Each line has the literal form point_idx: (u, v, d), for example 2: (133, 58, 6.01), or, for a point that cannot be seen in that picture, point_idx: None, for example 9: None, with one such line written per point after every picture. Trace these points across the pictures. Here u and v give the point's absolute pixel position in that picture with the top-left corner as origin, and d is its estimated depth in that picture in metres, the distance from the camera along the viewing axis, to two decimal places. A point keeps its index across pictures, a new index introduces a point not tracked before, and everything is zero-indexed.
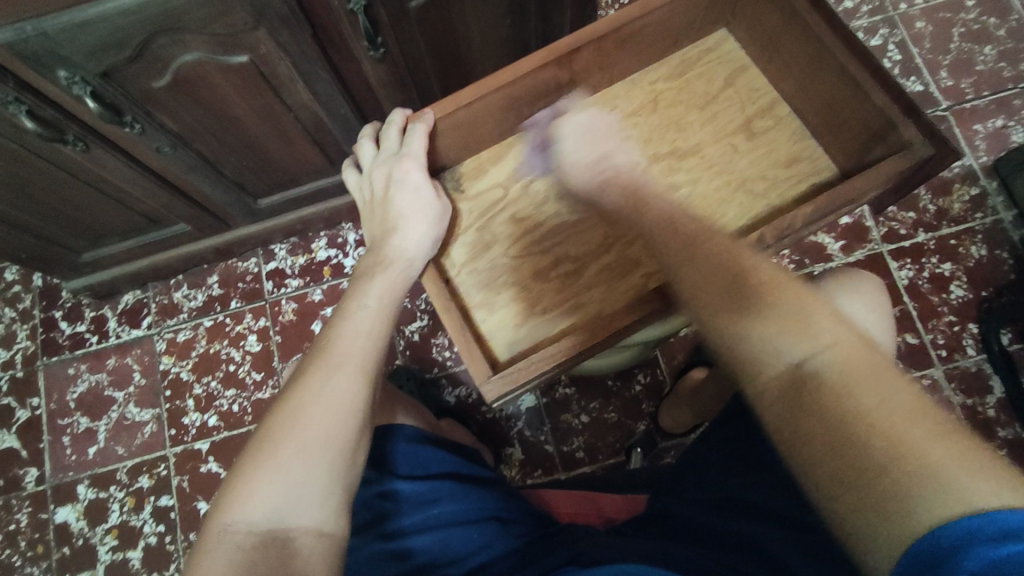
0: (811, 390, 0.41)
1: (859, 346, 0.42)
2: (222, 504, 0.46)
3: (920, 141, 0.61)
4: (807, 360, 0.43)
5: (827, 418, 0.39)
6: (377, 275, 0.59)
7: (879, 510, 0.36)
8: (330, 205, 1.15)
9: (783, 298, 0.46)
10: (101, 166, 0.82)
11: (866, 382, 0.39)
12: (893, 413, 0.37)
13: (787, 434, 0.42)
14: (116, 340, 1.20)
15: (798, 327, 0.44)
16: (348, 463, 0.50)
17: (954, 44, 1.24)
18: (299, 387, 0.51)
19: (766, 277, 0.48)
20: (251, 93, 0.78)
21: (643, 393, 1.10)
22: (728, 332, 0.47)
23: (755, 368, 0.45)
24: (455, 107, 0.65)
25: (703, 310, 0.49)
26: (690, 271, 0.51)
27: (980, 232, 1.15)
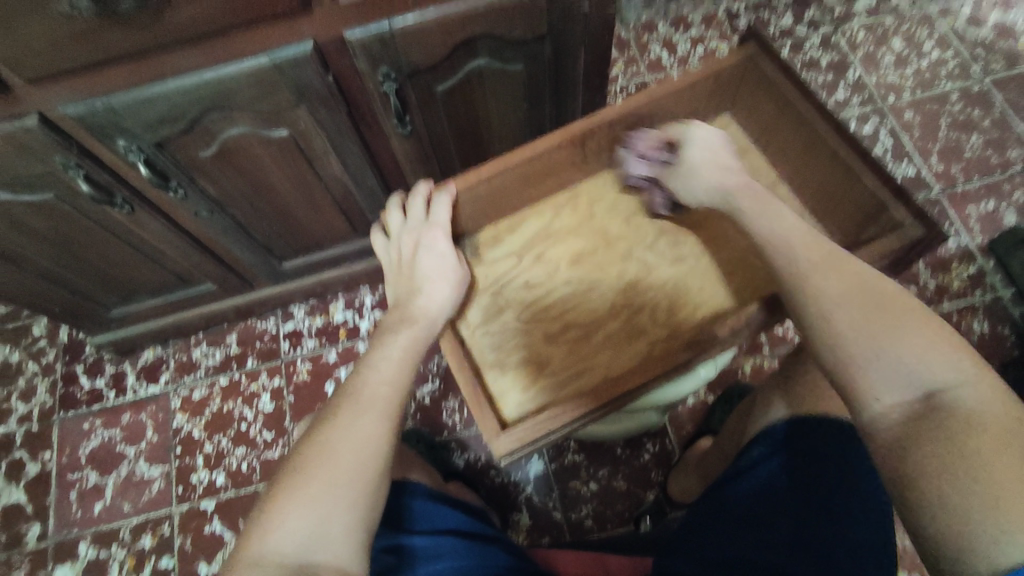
0: (940, 419, 0.43)
1: (997, 392, 0.44)
2: (256, 536, 0.48)
3: (911, 222, 0.64)
4: (937, 395, 0.44)
5: (946, 447, 0.41)
6: (403, 330, 0.62)
7: (984, 538, 0.37)
8: (350, 270, 1.20)
9: (920, 330, 0.47)
10: (142, 227, 0.88)
11: (988, 424, 0.41)
12: (1014, 453, 0.39)
13: (902, 456, 0.43)
14: (133, 396, 1.23)
15: (936, 364, 0.45)
16: (372, 505, 0.51)
17: (942, 132, 1.32)
18: (330, 426, 0.53)
19: (910, 307, 0.49)
20: (287, 164, 0.85)
21: (652, 462, 1.10)
22: (859, 350, 0.48)
23: (877, 393, 0.46)
24: (477, 180, 0.70)
25: (820, 335, 0.50)
26: (825, 286, 0.51)
27: (981, 309, 1.17)
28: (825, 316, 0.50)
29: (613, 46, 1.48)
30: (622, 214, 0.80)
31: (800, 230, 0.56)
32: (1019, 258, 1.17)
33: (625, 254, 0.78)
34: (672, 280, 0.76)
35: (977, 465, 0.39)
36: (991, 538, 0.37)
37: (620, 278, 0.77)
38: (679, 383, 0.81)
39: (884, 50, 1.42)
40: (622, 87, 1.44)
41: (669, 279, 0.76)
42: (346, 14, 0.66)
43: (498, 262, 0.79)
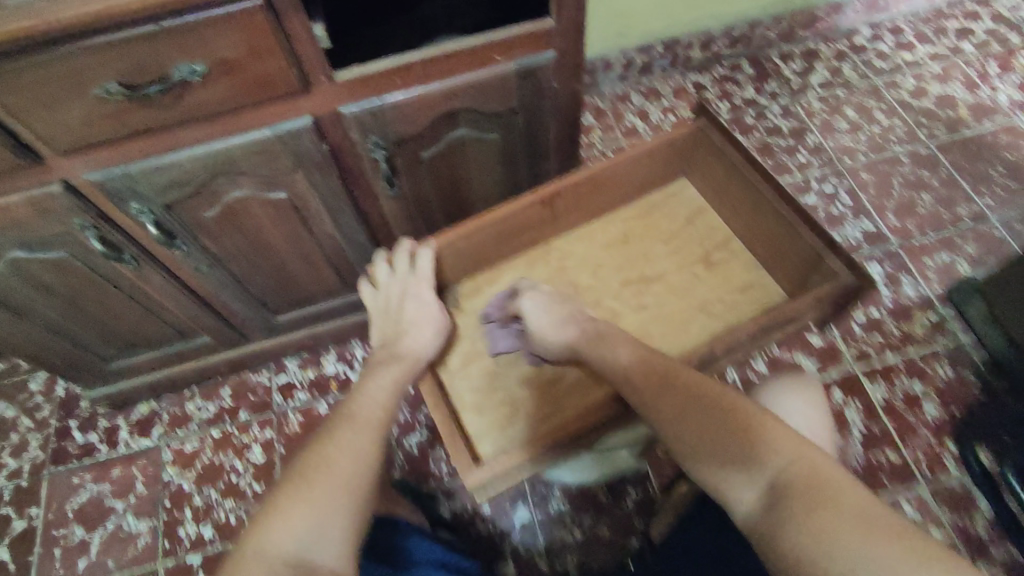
0: (792, 501, 0.50)
1: (821, 458, 0.53)
2: (258, 534, 0.51)
3: (846, 271, 0.71)
4: (779, 477, 0.52)
5: (808, 524, 0.49)
6: (392, 366, 0.68)
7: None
8: (343, 323, 1.26)
9: (747, 425, 0.56)
10: (146, 283, 0.94)
11: (828, 497, 0.50)
12: (856, 518, 0.48)
13: (776, 551, 0.50)
14: (125, 450, 1.25)
15: (772, 450, 0.53)
16: (365, 512, 0.55)
17: (896, 191, 1.42)
18: (329, 441, 0.58)
19: (732, 403, 0.58)
20: (285, 223, 0.92)
21: (634, 509, 1.12)
22: (707, 460, 0.56)
23: (736, 493, 0.54)
24: (455, 238, 0.77)
25: (683, 443, 0.58)
26: (665, 401, 0.60)
27: (944, 354, 1.23)
28: (675, 434, 0.58)
29: (590, 116, 1.61)
30: (593, 267, 0.87)
31: (639, 352, 0.66)
32: (975, 306, 1.24)
33: (595, 303, 0.85)
34: (639, 326, 0.82)
35: (831, 544, 0.47)
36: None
37: None
38: (649, 425, 0.86)
39: (839, 118, 1.54)
40: (600, 152, 1.54)
41: (636, 325, 0.82)
42: (340, 92, 0.74)
43: (478, 310, 0.85)
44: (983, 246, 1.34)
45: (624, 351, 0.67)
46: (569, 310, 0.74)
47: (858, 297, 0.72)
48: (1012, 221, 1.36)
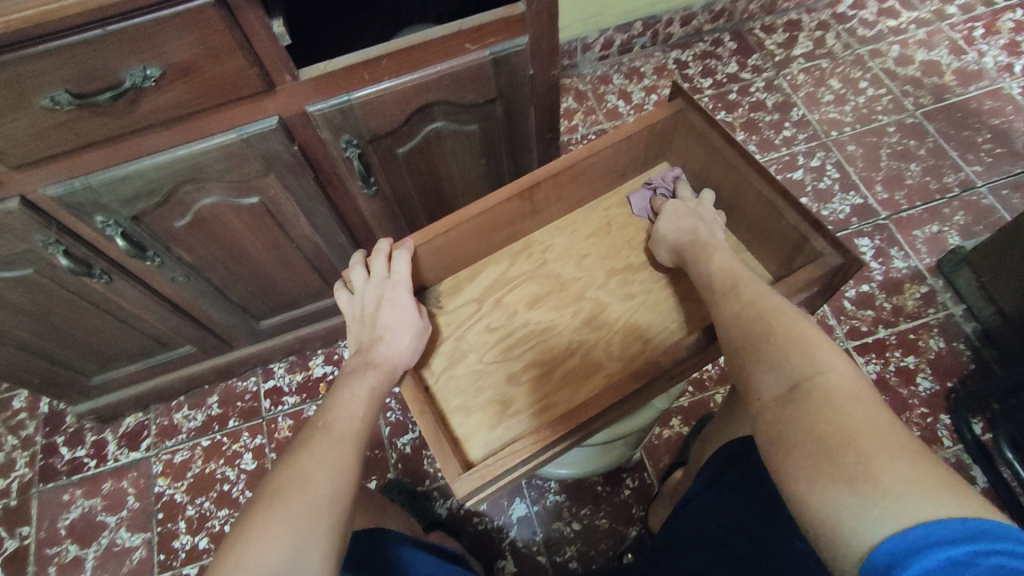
0: (804, 405, 0.47)
1: (853, 375, 0.48)
2: (232, 559, 0.49)
3: (830, 251, 0.69)
4: (803, 382, 0.48)
5: (812, 427, 0.45)
6: (368, 373, 0.65)
7: (851, 515, 0.40)
8: (328, 324, 1.23)
9: (795, 333, 0.52)
10: (121, 296, 0.91)
11: (842, 404, 0.45)
12: (867, 427, 0.43)
13: (779, 448, 0.47)
14: (114, 464, 1.23)
15: (803, 357, 0.50)
16: (342, 530, 0.54)
17: (883, 162, 1.40)
18: (304, 456, 0.56)
19: (787, 313, 0.55)
20: (259, 227, 0.89)
21: (632, 498, 1.11)
22: (747, 356, 0.54)
23: (760, 389, 0.51)
24: (432, 236, 0.75)
25: (729, 341, 0.57)
26: (729, 306, 0.59)
27: (936, 326, 1.22)
28: (722, 332, 0.58)
29: (571, 99, 1.57)
30: (576, 257, 0.85)
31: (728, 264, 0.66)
32: (964, 277, 1.23)
33: (579, 295, 0.82)
34: (625, 316, 0.80)
35: (839, 448, 0.43)
36: (857, 514, 0.40)
37: (576, 316, 0.81)
38: (639, 416, 0.84)
39: (823, 90, 1.52)
40: (583, 136, 1.52)
41: (622, 316, 0.80)
42: (306, 91, 0.71)
43: (459, 310, 0.83)
44: (972, 214, 1.32)
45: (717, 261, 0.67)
46: (694, 220, 0.75)
47: (844, 276, 0.70)
48: (1000, 187, 1.35)
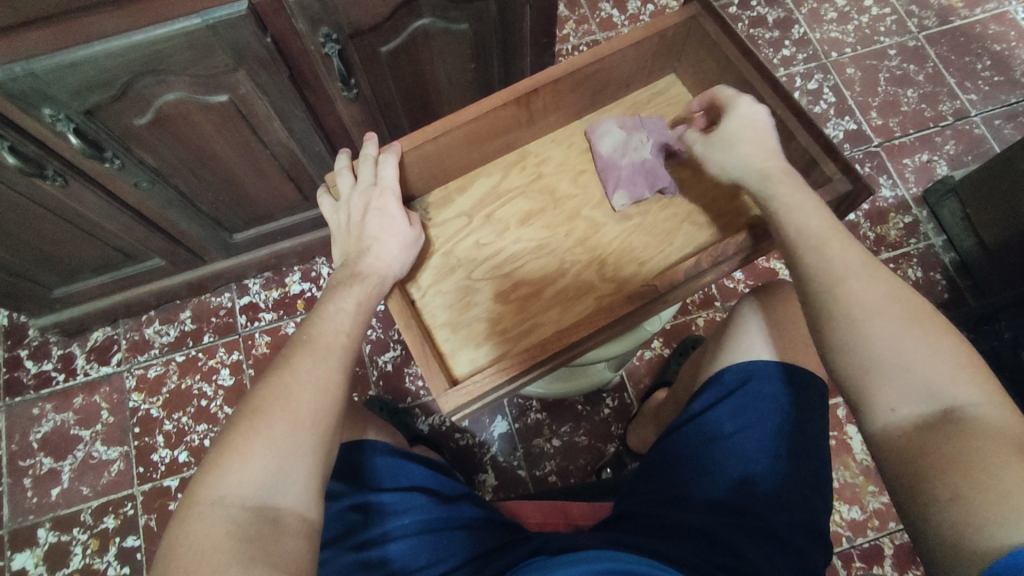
0: (953, 433, 0.45)
1: (1005, 406, 0.46)
2: (213, 476, 0.48)
3: (840, 177, 0.67)
4: (956, 410, 0.46)
5: (964, 455, 0.44)
6: (355, 286, 0.63)
7: (985, 525, 0.40)
8: (306, 239, 1.18)
9: (945, 354, 0.49)
10: (79, 201, 0.85)
11: (1005, 439, 0.44)
12: (1019, 458, 0.42)
13: (916, 463, 0.46)
14: (84, 378, 1.19)
15: (954, 383, 0.48)
16: (328, 448, 0.53)
17: (881, 87, 1.36)
18: (288, 372, 0.54)
19: (936, 319, 0.51)
20: (229, 129, 0.82)
21: (611, 416, 1.14)
22: (873, 361, 0.50)
23: (886, 400, 0.49)
24: (421, 141, 0.70)
25: (862, 331, 0.51)
26: (864, 289, 0.53)
27: (915, 256, 1.24)
28: (852, 317, 0.52)
29: (562, 6, 1.47)
30: (572, 173, 0.81)
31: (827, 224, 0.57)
32: (949, 207, 1.23)
33: (573, 213, 0.79)
34: (620, 237, 0.77)
35: (992, 473, 0.42)
36: (991, 524, 0.40)
37: (568, 236, 0.78)
38: (624, 339, 0.84)
39: (827, 7, 1.45)
40: (574, 47, 1.42)
41: (617, 236, 0.77)
42: None
43: (447, 224, 0.79)
44: (963, 143, 1.31)
45: (808, 218, 0.58)
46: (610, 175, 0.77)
47: (851, 204, 0.68)
48: (993, 117, 1.33)
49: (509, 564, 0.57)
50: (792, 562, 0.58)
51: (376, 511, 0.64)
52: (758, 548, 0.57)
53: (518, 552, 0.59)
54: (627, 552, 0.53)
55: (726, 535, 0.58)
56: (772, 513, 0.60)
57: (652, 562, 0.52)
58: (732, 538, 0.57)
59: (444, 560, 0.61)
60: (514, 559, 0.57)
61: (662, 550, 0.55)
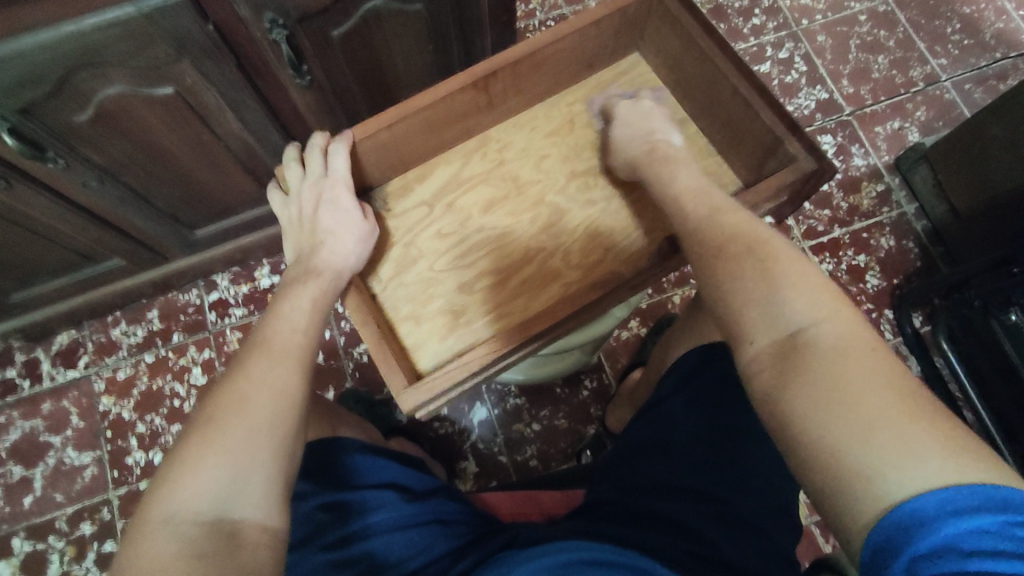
0: (806, 353, 0.44)
1: (847, 317, 0.46)
2: (163, 492, 0.46)
3: (805, 155, 0.66)
4: (804, 330, 0.46)
5: (823, 384, 0.42)
6: (308, 283, 0.61)
7: (872, 477, 0.37)
8: (271, 232, 1.15)
9: (786, 270, 0.49)
10: (24, 204, 0.81)
11: (850, 353, 0.43)
12: (878, 378, 0.41)
13: (778, 394, 0.44)
14: (51, 383, 1.16)
15: (802, 303, 0.47)
16: (289, 453, 0.51)
17: (852, 54, 1.35)
18: (240, 378, 0.53)
19: (775, 246, 0.52)
20: (178, 123, 0.79)
21: (590, 398, 1.14)
22: (738, 292, 0.51)
23: (754, 333, 0.48)
24: (375, 129, 0.68)
25: (726, 269, 0.52)
26: (712, 236, 0.56)
27: (888, 225, 1.24)
28: (708, 264, 0.54)
29: None
30: (537, 156, 0.79)
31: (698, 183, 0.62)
32: (920, 174, 1.23)
33: (539, 198, 0.77)
34: (586, 221, 0.76)
35: (853, 410, 0.39)
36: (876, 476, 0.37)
37: (534, 222, 0.76)
38: (596, 324, 0.83)
39: None
40: (541, 22, 1.39)
41: (583, 221, 0.76)
42: None
43: (409, 215, 0.77)
44: (933, 110, 1.31)
45: (690, 176, 0.63)
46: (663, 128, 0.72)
47: (817, 181, 0.68)
48: (963, 82, 1.32)
49: (483, 557, 0.57)
50: (761, 547, 0.58)
51: (345, 509, 0.62)
52: (728, 535, 0.58)
53: (493, 544, 0.58)
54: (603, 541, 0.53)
55: (696, 524, 0.58)
56: (742, 497, 0.61)
57: (620, 547, 0.51)
58: (703, 527, 0.58)
59: (415, 556, 0.59)
60: (485, 553, 0.57)
61: (632, 537, 0.55)
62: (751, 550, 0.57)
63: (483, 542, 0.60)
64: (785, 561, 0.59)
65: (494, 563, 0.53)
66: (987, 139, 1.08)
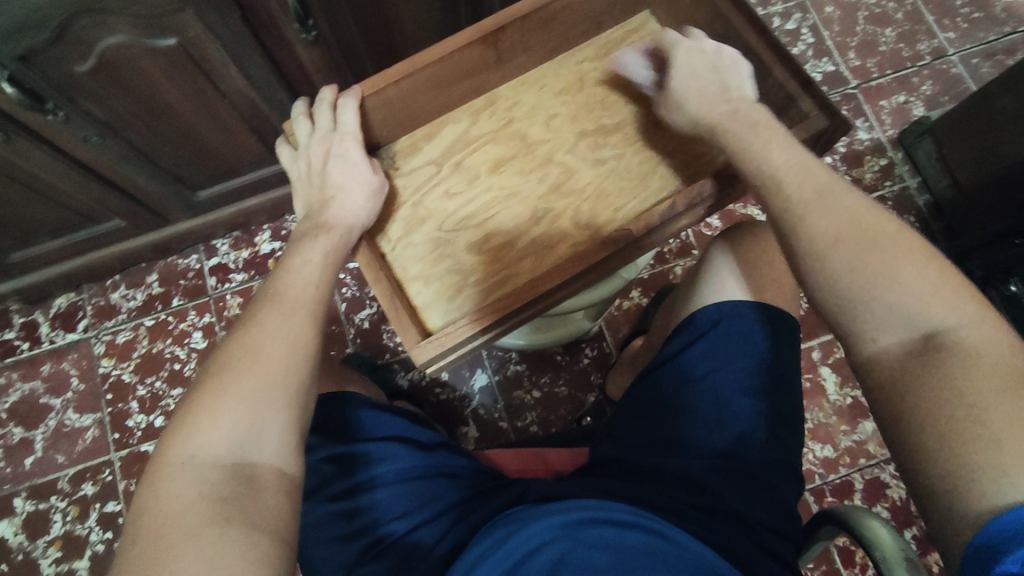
0: (943, 360, 0.43)
1: (991, 326, 0.45)
2: (181, 436, 0.47)
3: (817, 113, 0.67)
4: (940, 334, 0.45)
5: (957, 391, 0.42)
6: (319, 237, 0.61)
7: (989, 479, 0.38)
8: (272, 196, 1.14)
9: (915, 270, 0.47)
10: (24, 158, 0.80)
11: (990, 364, 0.42)
12: (1018, 389, 0.40)
13: (897, 398, 0.45)
14: (50, 346, 1.16)
15: (941, 309, 0.46)
16: (305, 401, 0.51)
17: (859, 27, 1.34)
18: (255, 327, 0.53)
19: (909, 244, 0.49)
20: (181, 77, 0.78)
21: (590, 366, 1.14)
22: (862, 281, 0.48)
23: (876, 330, 0.47)
24: (383, 85, 0.67)
25: (831, 263, 0.50)
26: (820, 224, 0.51)
27: (890, 199, 1.24)
28: (818, 254, 0.51)
29: None
30: (545, 117, 0.79)
31: (796, 157, 0.56)
32: (924, 148, 1.23)
33: (546, 159, 0.77)
34: (594, 182, 0.76)
35: (978, 416, 0.40)
36: (991, 477, 0.38)
37: (541, 182, 0.76)
38: (600, 286, 0.83)
39: None
40: None
41: (590, 182, 0.76)
42: None
43: (416, 173, 0.77)
44: (939, 84, 1.30)
45: (781, 153, 0.57)
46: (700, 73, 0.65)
47: (827, 141, 0.68)
48: (970, 56, 1.32)
49: (489, 513, 0.57)
50: (766, 499, 0.60)
51: (356, 461, 0.64)
52: (735, 487, 0.59)
53: (498, 502, 0.59)
54: (610, 500, 0.54)
55: (703, 477, 0.60)
56: (750, 450, 0.62)
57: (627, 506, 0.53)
58: (709, 480, 0.59)
59: (425, 507, 0.61)
60: (495, 508, 0.58)
61: (639, 494, 0.57)
62: (756, 501, 0.59)
63: (491, 494, 0.61)
64: (789, 512, 0.62)
65: (502, 520, 0.54)
66: (996, 111, 1.07)
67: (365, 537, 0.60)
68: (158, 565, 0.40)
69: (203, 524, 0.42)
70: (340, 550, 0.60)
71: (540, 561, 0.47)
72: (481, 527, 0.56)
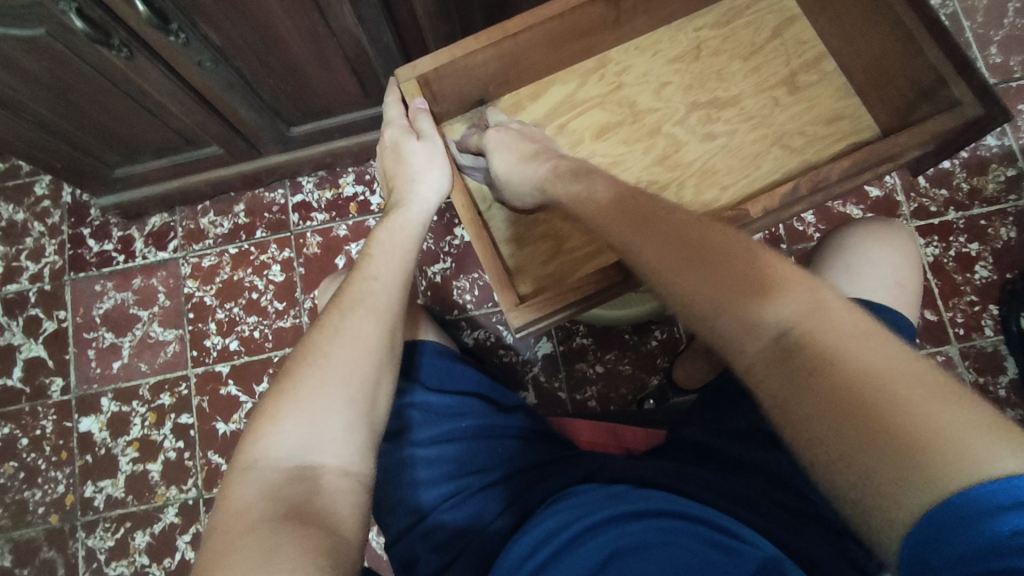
0: (803, 353, 0.44)
1: (830, 305, 0.46)
2: (249, 441, 0.49)
3: (971, 100, 0.63)
4: (791, 329, 0.46)
5: (831, 384, 0.42)
6: (399, 214, 0.64)
7: (907, 475, 0.37)
8: (363, 140, 1.14)
9: (746, 268, 0.49)
10: (141, 75, 0.82)
11: (854, 352, 0.43)
12: (900, 372, 0.41)
13: (786, 404, 0.44)
14: (142, 261, 1.22)
15: (787, 302, 0.47)
16: (370, 397, 0.52)
17: (1007, 19, 1.21)
18: (315, 331, 0.54)
19: (733, 239, 0.51)
20: (297, 11, 0.77)
21: (659, 348, 1.11)
22: (717, 294, 0.49)
23: (746, 336, 0.47)
24: (501, 37, 0.67)
25: (678, 291, 0.51)
26: (656, 250, 0.53)
27: (1012, 214, 1.13)
28: (665, 277, 0.52)
29: None
30: (657, 84, 0.80)
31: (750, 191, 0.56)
32: None
33: (654, 128, 0.79)
34: (702, 158, 0.78)
35: (875, 409, 0.40)
36: (912, 473, 0.37)
37: (649, 151, 0.79)
38: None
39: None
40: None
41: (698, 157, 0.78)
42: None
43: None
44: None
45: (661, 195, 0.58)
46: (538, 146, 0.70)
47: (975, 133, 0.65)
48: None
49: (560, 486, 0.57)
50: None
51: (428, 413, 0.64)
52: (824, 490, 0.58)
53: (570, 475, 0.58)
54: (689, 496, 0.52)
55: (796, 478, 0.58)
56: None
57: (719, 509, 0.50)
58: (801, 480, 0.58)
59: (500, 466, 0.62)
60: (565, 482, 0.57)
61: (727, 488, 0.55)
62: None
63: (565, 464, 0.61)
64: None
65: (572, 497, 0.54)
66: None
67: (435, 492, 0.61)
68: (227, 558, 0.41)
69: (265, 521, 0.43)
70: (421, 493, 0.61)
71: (594, 553, 0.46)
72: (552, 497, 0.56)
